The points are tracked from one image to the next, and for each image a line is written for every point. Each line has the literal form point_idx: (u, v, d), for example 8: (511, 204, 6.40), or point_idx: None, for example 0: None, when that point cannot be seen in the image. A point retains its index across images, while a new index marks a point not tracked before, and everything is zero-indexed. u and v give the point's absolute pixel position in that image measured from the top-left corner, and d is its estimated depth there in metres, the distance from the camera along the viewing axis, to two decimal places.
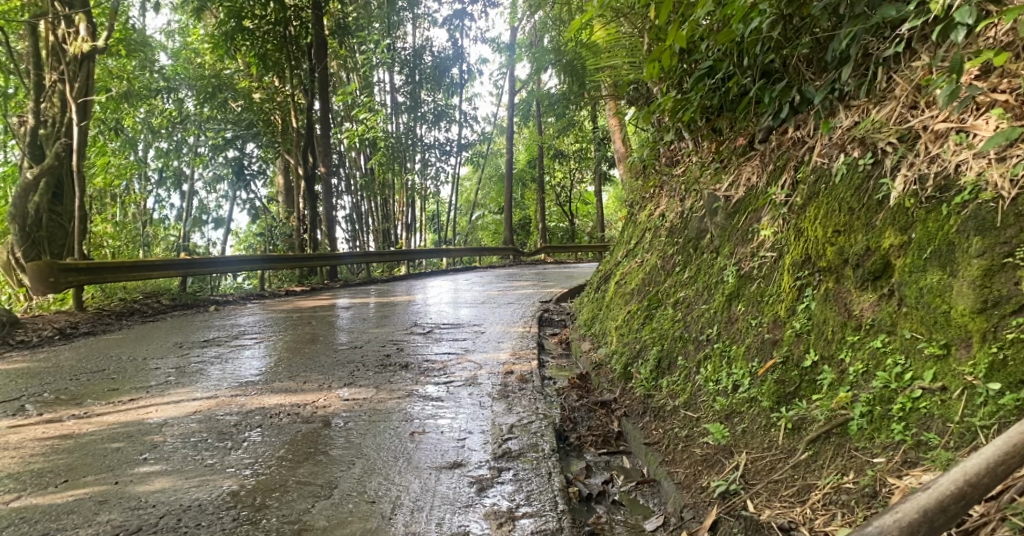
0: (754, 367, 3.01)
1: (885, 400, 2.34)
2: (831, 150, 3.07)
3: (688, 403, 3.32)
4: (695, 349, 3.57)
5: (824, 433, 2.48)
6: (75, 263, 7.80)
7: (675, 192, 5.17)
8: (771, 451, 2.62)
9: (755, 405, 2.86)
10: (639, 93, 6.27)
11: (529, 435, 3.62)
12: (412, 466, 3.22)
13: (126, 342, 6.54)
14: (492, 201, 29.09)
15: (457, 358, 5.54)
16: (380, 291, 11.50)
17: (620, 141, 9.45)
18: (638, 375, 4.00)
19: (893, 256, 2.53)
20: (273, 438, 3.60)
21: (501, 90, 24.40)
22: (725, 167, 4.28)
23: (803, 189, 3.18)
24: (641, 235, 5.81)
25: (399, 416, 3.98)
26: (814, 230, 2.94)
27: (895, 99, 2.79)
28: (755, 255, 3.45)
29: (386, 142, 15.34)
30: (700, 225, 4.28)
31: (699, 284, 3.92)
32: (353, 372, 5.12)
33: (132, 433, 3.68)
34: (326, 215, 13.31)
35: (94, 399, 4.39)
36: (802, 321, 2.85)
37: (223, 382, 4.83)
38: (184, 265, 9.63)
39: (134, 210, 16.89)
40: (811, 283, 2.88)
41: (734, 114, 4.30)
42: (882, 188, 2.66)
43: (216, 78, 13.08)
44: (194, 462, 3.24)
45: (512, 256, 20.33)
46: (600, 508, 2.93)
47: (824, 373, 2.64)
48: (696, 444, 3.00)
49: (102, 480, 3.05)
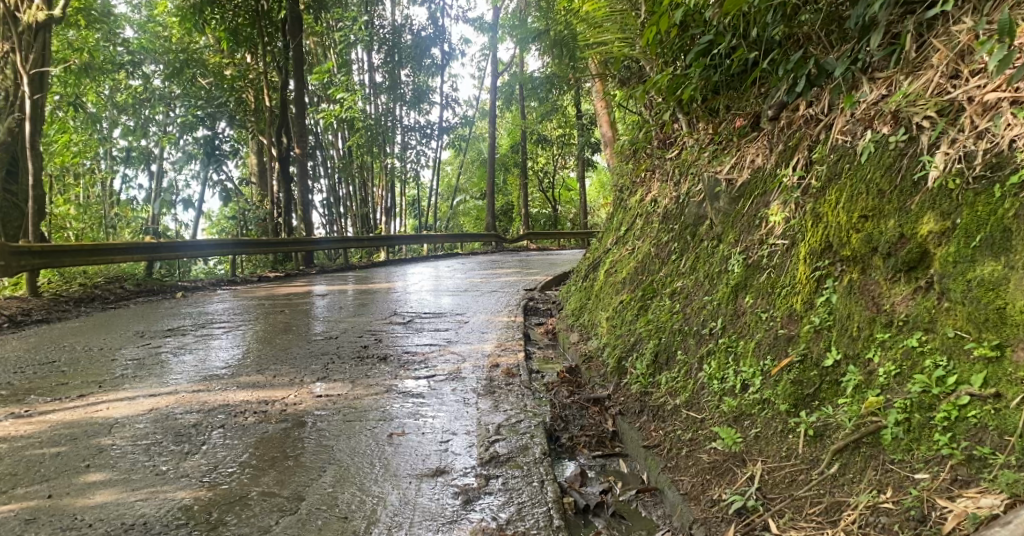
0: (766, 366, 2.74)
1: (925, 407, 2.09)
2: (854, 127, 2.80)
3: (690, 403, 3.06)
4: (697, 344, 3.30)
5: (850, 445, 2.22)
6: (29, 246, 7.32)
7: (669, 175, 4.91)
8: (792, 461, 2.36)
9: (769, 408, 2.60)
10: (629, 72, 5.98)
11: (518, 436, 3.33)
12: (390, 474, 2.90)
13: (82, 331, 6.15)
14: (473, 187, 28.73)
15: (438, 350, 5.24)
16: (358, 278, 11.12)
17: (607, 125, 9.04)
18: (633, 370, 3.72)
19: (932, 245, 2.27)
20: (235, 440, 3.27)
21: (482, 72, 24.03)
22: (724, 150, 4.00)
23: (821, 171, 2.90)
24: (632, 221, 5.51)
25: (376, 414, 3.67)
26: (835, 215, 2.67)
27: (932, 68, 2.52)
28: (763, 244, 3.17)
29: (364, 123, 14.98)
30: (699, 211, 3.99)
31: (699, 274, 3.65)
32: (328, 365, 4.80)
33: (77, 436, 3.33)
34: (302, 198, 12.93)
35: (38, 396, 4.03)
36: (822, 315, 2.58)
37: (185, 376, 4.49)
38: (149, 249, 9.19)
39: (99, 191, 16.29)
40: (833, 273, 2.60)
41: (734, 92, 4.02)
42: (919, 167, 2.39)
43: (183, 52, 12.72)
44: (143, 470, 2.90)
45: (494, 243, 20.05)
46: (598, 522, 2.65)
47: (849, 373, 2.38)
48: (703, 450, 2.74)
49: (34, 493, 2.70)
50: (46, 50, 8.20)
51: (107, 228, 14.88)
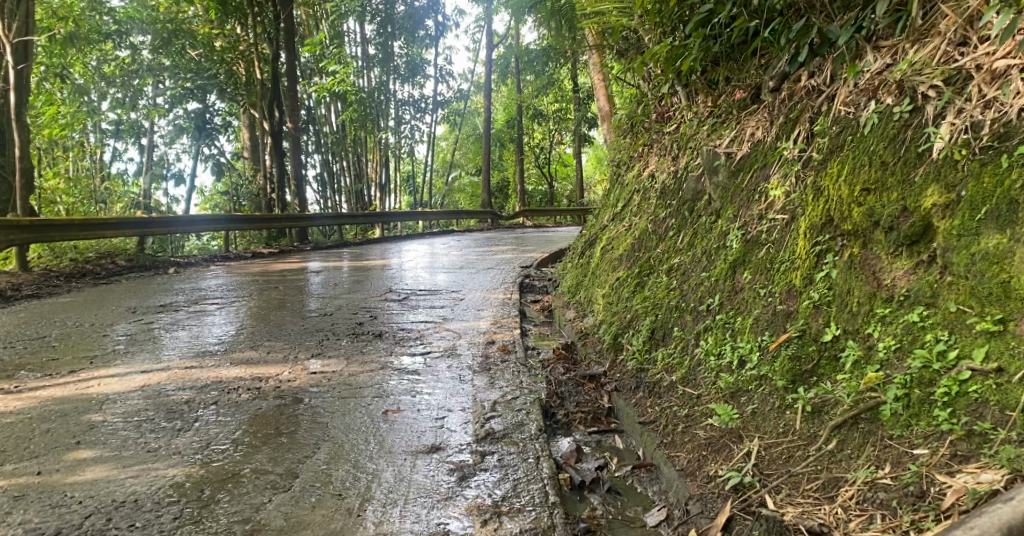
0: (764, 341, 2.71)
1: (925, 383, 2.06)
2: (858, 98, 2.75)
3: (686, 379, 3.03)
4: (693, 320, 3.27)
5: (848, 421, 2.20)
6: (17, 221, 7.22)
7: (666, 150, 4.84)
8: (789, 437, 2.34)
9: (766, 384, 2.58)
10: (627, 43, 5.87)
11: (513, 413, 3.30)
12: (385, 450, 2.88)
13: (73, 306, 6.11)
14: (469, 162, 28.51)
15: (434, 327, 5.21)
16: (353, 254, 11.05)
17: (605, 99, 8.91)
18: (630, 347, 3.69)
19: (936, 218, 2.24)
20: (229, 417, 3.24)
21: (477, 45, 23.71)
22: (723, 123, 3.94)
23: (823, 143, 2.85)
24: (629, 197, 5.45)
25: (371, 391, 3.65)
26: (836, 190, 2.63)
27: (939, 35, 2.47)
28: (762, 219, 3.12)
29: (357, 97, 14.79)
30: (697, 186, 3.94)
31: (697, 250, 3.60)
32: (322, 341, 4.76)
33: (67, 412, 3.31)
34: (295, 173, 12.81)
35: (27, 372, 4.00)
36: (822, 290, 2.54)
37: (177, 351, 4.46)
38: (141, 224, 9.10)
39: (90, 164, 16.09)
40: (833, 248, 2.57)
41: (734, 64, 3.94)
42: (924, 138, 2.35)
43: (172, 23, 12.48)
44: (134, 447, 2.87)
45: (489, 220, 19.95)
46: (594, 498, 2.64)
47: (848, 348, 2.35)
48: (699, 426, 2.72)
49: (24, 469, 2.68)
50: (29, 19, 8.18)
51: (98, 202, 14.75)
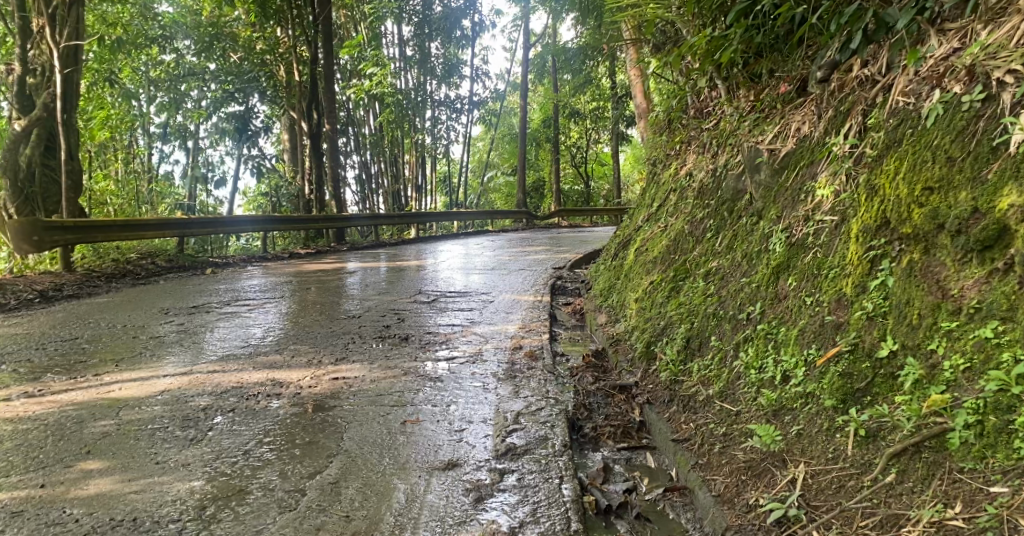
0: (811, 355, 2.46)
1: (1001, 408, 1.81)
2: (919, 87, 2.48)
3: (723, 394, 2.80)
4: (733, 329, 3.03)
5: (907, 449, 1.96)
6: (62, 221, 7.32)
7: (705, 147, 4.59)
8: (840, 465, 2.10)
9: (813, 402, 2.34)
10: (666, 35, 5.64)
11: (538, 426, 3.12)
12: (400, 468, 2.73)
13: (110, 307, 6.13)
14: (505, 162, 28.38)
15: (462, 330, 5.05)
16: (388, 255, 11.00)
17: (641, 95, 8.65)
18: (663, 356, 3.47)
19: (1012, 221, 1.98)
20: (243, 426, 3.13)
21: (514, 45, 23.60)
22: (767, 118, 3.69)
23: (877, 138, 2.60)
24: (665, 197, 5.19)
25: (391, 399, 3.50)
26: (894, 189, 2.37)
27: (1018, 14, 2.21)
28: (808, 220, 2.86)
29: (394, 98, 14.80)
30: (738, 184, 3.69)
31: (737, 253, 3.36)
32: (349, 345, 4.65)
33: (84, 418, 3.25)
34: (332, 173, 12.85)
35: (55, 375, 3.97)
36: (877, 301, 2.29)
37: (207, 354, 4.39)
38: (181, 225, 9.16)
39: (136, 166, 16.46)
40: (889, 254, 2.32)
41: (779, 54, 3.70)
42: (997, 130, 2.09)
43: (213, 26, 12.81)
44: (142, 459, 2.79)
45: (525, 220, 19.77)
46: (621, 524, 2.44)
47: (907, 367, 2.09)
48: (738, 448, 2.50)
49: (29, 482, 2.63)
50: (80, 25, 8.42)
51: (143, 204, 15.06)
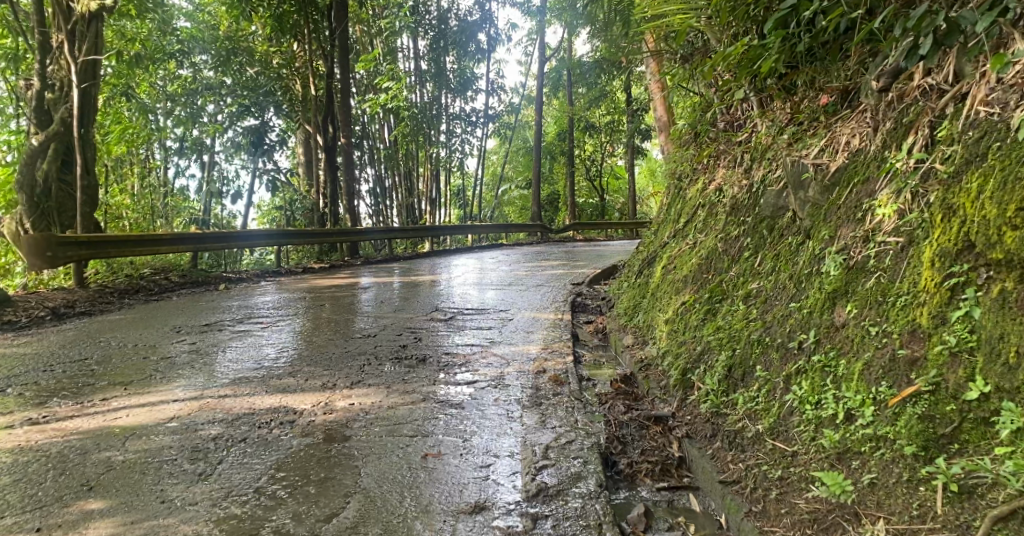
0: (881, 394, 2.21)
1: None
2: (1004, 95, 2.28)
3: (774, 430, 2.55)
4: (781, 359, 2.77)
5: (1016, 512, 1.76)
6: (76, 237, 7.17)
7: (737, 160, 4.34)
8: (929, 525, 1.90)
9: (887, 448, 2.09)
10: (694, 46, 5.41)
11: (569, 461, 2.87)
12: (426, 512, 2.51)
13: (122, 325, 5.95)
14: (519, 176, 28.14)
15: (481, 352, 4.80)
16: (403, 269, 10.77)
17: (663, 109, 8.39)
18: (701, 386, 3.21)
19: None
20: (253, 459, 2.90)
21: (529, 58, 23.51)
22: (808, 130, 3.45)
23: (953, 152, 2.37)
24: (693, 212, 4.95)
25: (410, 429, 3.26)
26: (978, 209, 2.15)
27: None
28: (867, 241, 2.61)
29: (409, 111, 14.65)
30: (778, 201, 3.44)
31: (782, 275, 3.11)
32: (364, 367, 4.41)
33: (89, 448, 3.05)
34: (348, 188, 12.71)
35: (61, 399, 3.77)
36: (960, 333, 2.07)
37: (218, 377, 4.17)
38: (195, 240, 9.00)
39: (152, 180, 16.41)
40: (975, 282, 2.09)
41: (819, 65, 3.48)
42: None
43: (230, 40, 12.78)
44: (148, 496, 2.59)
45: (540, 234, 19.48)
46: None
47: (1005, 412, 1.89)
48: (799, 496, 2.25)
49: (25, 525, 2.43)
50: (99, 40, 8.44)
51: (159, 218, 14.97)
